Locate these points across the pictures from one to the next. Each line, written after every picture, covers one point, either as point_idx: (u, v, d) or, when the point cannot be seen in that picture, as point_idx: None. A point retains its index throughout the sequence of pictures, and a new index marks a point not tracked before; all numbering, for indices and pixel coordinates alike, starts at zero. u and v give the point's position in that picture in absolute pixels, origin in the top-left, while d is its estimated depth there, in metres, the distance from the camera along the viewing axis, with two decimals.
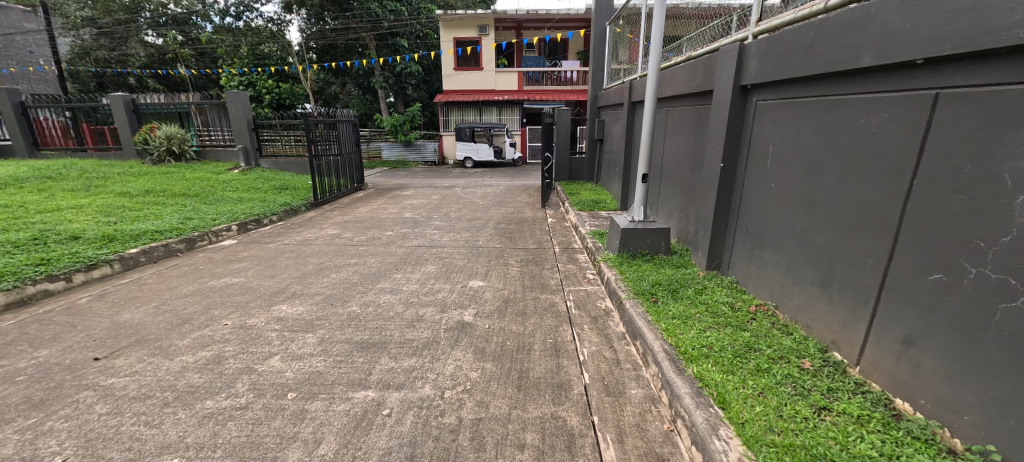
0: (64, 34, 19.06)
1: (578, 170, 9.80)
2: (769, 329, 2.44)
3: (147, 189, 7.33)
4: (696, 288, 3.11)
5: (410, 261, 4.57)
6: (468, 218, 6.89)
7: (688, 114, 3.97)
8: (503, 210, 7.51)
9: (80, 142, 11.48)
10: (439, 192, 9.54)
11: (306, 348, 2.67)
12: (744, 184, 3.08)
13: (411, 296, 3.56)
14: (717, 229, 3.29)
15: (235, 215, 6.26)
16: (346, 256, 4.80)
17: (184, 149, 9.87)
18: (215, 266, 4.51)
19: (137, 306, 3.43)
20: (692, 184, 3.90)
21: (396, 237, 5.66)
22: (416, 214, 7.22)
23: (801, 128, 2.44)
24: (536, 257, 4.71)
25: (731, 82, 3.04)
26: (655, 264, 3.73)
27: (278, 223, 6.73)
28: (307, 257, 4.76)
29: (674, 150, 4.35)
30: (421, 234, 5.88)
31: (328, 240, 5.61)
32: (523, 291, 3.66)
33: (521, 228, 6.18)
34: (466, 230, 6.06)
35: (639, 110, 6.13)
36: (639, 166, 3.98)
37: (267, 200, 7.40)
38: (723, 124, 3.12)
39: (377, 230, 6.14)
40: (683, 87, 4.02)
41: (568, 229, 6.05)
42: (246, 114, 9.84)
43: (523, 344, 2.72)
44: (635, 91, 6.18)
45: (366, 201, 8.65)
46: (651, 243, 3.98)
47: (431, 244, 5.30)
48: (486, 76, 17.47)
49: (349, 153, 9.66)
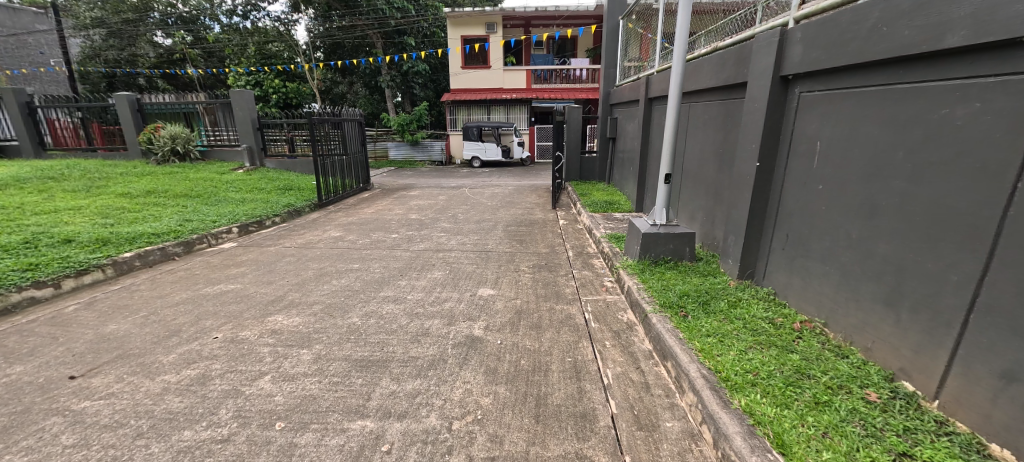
0: (75, 35, 19.18)
1: (589, 171, 9.50)
2: (821, 352, 2.16)
3: (149, 190, 7.16)
4: (729, 301, 2.82)
5: (415, 266, 4.32)
6: (476, 220, 6.63)
7: (717, 110, 3.69)
8: (513, 212, 7.24)
9: (89, 142, 11.43)
10: (446, 193, 9.29)
11: (300, 367, 2.42)
12: (783, 186, 2.80)
13: (416, 306, 3.31)
14: (751, 235, 3.01)
15: (236, 216, 6.06)
16: (349, 260, 4.56)
17: (189, 149, 9.73)
18: (212, 271, 4.29)
19: (125, 316, 3.21)
20: (720, 185, 3.61)
21: (402, 241, 5.42)
22: (422, 216, 6.97)
23: (860, 122, 2.16)
24: (549, 262, 4.44)
25: (769, 72, 2.76)
26: (681, 272, 3.45)
27: (280, 225, 6.52)
28: (307, 262, 4.53)
29: (699, 148, 4.06)
30: (428, 236, 5.64)
31: (331, 243, 5.39)
32: (537, 301, 3.39)
33: (531, 231, 5.91)
34: (474, 233, 5.81)
35: (656, 106, 5.83)
36: (662, 165, 3.70)
37: (271, 200, 7.20)
38: (761, 119, 2.84)
39: (381, 232, 5.90)
40: (710, 80, 3.74)
41: (581, 231, 5.77)
42: (251, 113, 9.67)
43: (540, 364, 2.44)
44: (652, 88, 5.88)
45: (372, 201, 8.43)
46: (675, 248, 3.69)
47: (438, 248, 5.05)
48: (494, 75, 17.23)
49: (355, 152, 9.45)
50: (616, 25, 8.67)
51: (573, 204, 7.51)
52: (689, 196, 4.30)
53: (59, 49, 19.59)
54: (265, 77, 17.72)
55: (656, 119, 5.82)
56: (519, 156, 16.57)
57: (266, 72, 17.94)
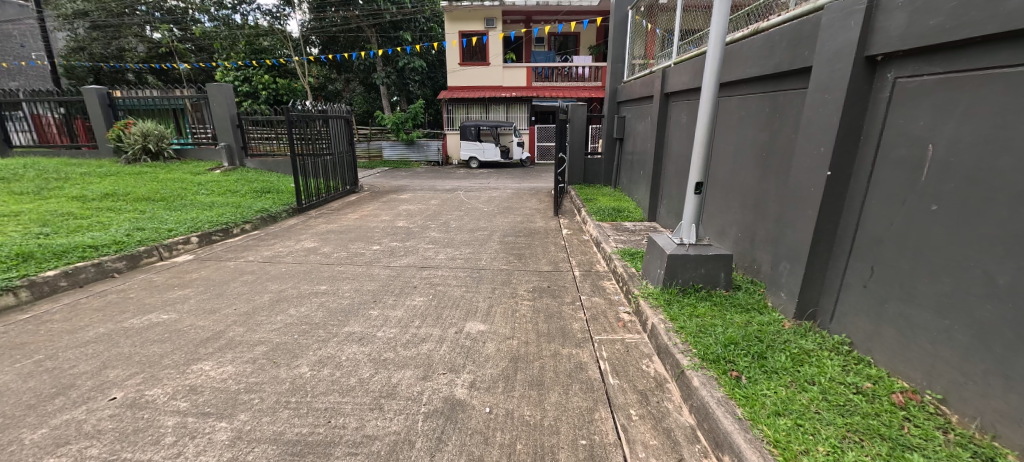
0: (60, 29, 18.51)
1: (594, 173, 8.81)
2: (954, 450, 1.50)
3: (107, 192, 6.45)
4: (791, 354, 2.14)
5: (393, 289, 3.63)
6: (470, 229, 5.94)
7: (763, 105, 3.01)
8: (510, 219, 6.54)
9: (75, 139, 10.79)
10: (439, 197, 8.59)
11: (208, 456, 1.74)
12: (862, 203, 2.14)
13: (385, 349, 2.61)
14: (816, 264, 2.35)
15: (197, 224, 5.37)
16: (316, 280, 3.87)
17: (162, 147, 9.01)
18: (150, 293, 3.60)
19: (13, 361, 2.52)
20: (765, 197, 2.96)
21: (382, 255, 4.73)
22: (410, 223, 6.29)
23: (1014, 118, 1.50)
24: (552, 285, 3.74)
25: (848, 51, 2.09)
26: (718, 306, 2.76)
27: (250, 232, 5.83)
28: (266, 282, 3.83)
29: (736, 151, 3.39)
30: (413, 249, 4.94)
31: (300, 256, 4.71)
32: (538, 341, 2.70)
33: (531, 243, 5.21)
34: (465, 245, 5.11)
35: (673, 103, 5.15)
36: (694, 171, 3.02)
37: (243, 205, 6.52)
38: (833, 115, 2.18)
39: (361, 243, 5.21)
40: (752, 68, 3.06)
41: (588, 244, 5.08)
42: (230, 109, 8.99)
43: (543, 453, 1.75)
44: (669, 81, 5.19)
45: (358, 206, 7.74)
46: (707, 274, 3.01)
47: (423, 264, 4.36)
48: (493, 72, 16.56)
49: (341, 152, 8.76)
50: (624, 16, 7.96)
51: (577, 211, 6.82)
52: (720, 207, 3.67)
53: (41, 42, 18.86)
54: (254, 72, 16.96)
55: (673, 117, 5.14)
56: (518, 157, 15.94)
57: (256, 67, 17.18)
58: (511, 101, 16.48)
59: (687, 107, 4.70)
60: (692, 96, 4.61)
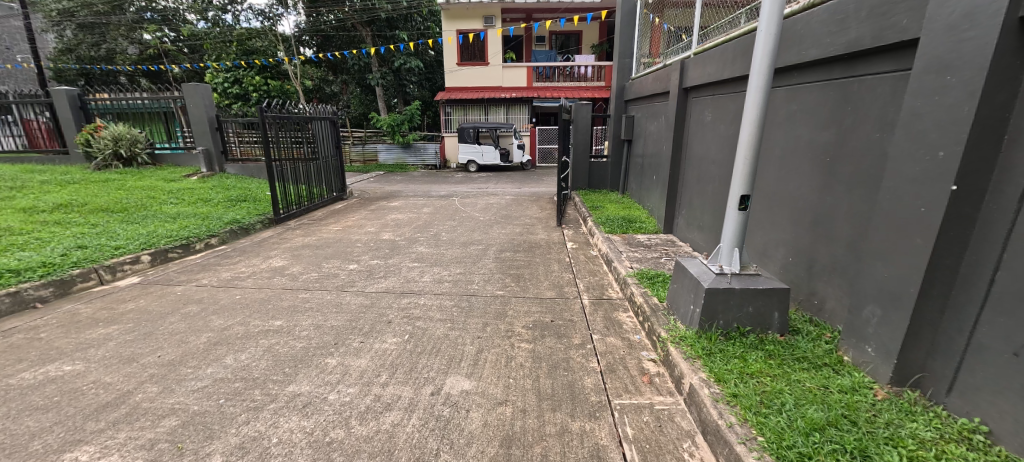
0: (48, 31, 18.02)
1: (600, 178, 8.14)
2: None
3: (62, 202, 5.81)
4: (906, 449, 1.48)
5: (361, 325, 2.97)
6: (463, 242, 5.29)
7: (829, 96, 2.36)
8: (508, 230, 5.88)
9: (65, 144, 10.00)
10: (432, 204, 7.94)
11: None
12: (1009, 232, 1.49)
13: (333, 423, 1.95)
14: (926, 313, 1.70)
15: (152, 240, 4.72)
16: (271, 313, 3.20)
17: (135, 152, 8.40)
18: (66, 332, 2.95)
19: None
20: (830, 213, 2.33)
21: (358, 276, 4.06)
22: (396, 236, 5.65)
23: None
24: (556, 318, 3.06)
25: (990, 10, 1.44)
26: (776, 363, 2.10)
27: (215, 248, 5.17)
28: (212, 315, 3.17)
29: (787, 155, 2.74)
30: (395, 269, 4.28)
31: (263, 278, 4.05)
32: (539, 410, 2.03)
33: (532, 260, 4.54)
34: (456, 263, 4.44)
35: (692, 100, 4.51)
36: (738, 181, 2.36)
37: (212, 215, 5.87)
38: (963, 105, 1.53)
39: (338, 261, 4.57)
40: (814, 49, 2.41)
41: (596, 262, 4.42)
42: (208, 111, 8.38)
43: None
44: (687, 75, 4.50)
45: (343, 215, 7.10)
46: (757, 313, 2.34)
47: (404, 289, 3.69)
48: (492, 71, 15.94)
49: (327, 156, 8.13)
50: (631, 9, 7.33)
51: (582, 220, 6.16)
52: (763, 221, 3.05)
53: (28, 45, 18.37)
54: (244, 73, 16.29)
55: (694, 116, 4.45)
56: (519, 160, 15.11)
57: (246, 68, 16.55)
58: (511, 102, 15.84)
59: (711, 103, 4.01)
60: (717, 90, 3.91)
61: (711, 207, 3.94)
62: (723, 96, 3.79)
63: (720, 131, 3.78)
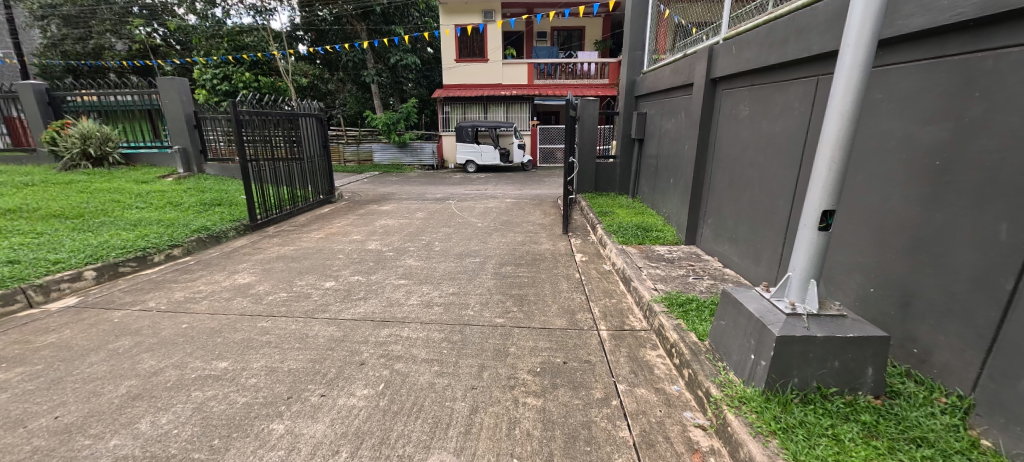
0: (32, 26, 17.41)
1: (607, 180, 7.54)
2: None
3: (10, 208, 5.21)
4: None
5: (326, 369, 2.37)
6: (457, 253, 4.69)
7: (940, 79, 1.80)
8: (509, 239, 5.28)
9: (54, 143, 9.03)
10: (426, 208, 7.34)
11: None
12: None
13: None
14: None
15: (100, 252, 4.11)
16: (217, 350, 2.59)
17: (105, 151, 7.79)
18: None
19: None
20: (941, 235, 1.77)
21: (332, 298, 3.45)
22: (383, 246, 5.04)
23: None
24: (570, 359, 2.46)
25: None
26: (886, 447, 1.51)
27: (176, 260, 4.56)
28: (145, 353, 2.57)
29: (866, 156, 2.17)
30: (377, 288, 3.66)
31: (220, 300, 3.44)
32: None
33: (536, 276, 3.93)
34: (449, 280, 3.83)
35: (720, 92, 3.92)
36: (817, 189, 1.78)
37: (178, 222, 5.27)
38: None
39: (313, 277, 3.96)
40: (918, 18, 1.85)
41: (611, 280, 3.82)
42: (184, 106, 7.77)
43: None
44: (716, 64, 3.88)
45: (327, 220, 6.49)
46: (845, 369, 1.75)
47: (385, 316, 3.07)
48: (492, 68, 15.34)
49: (314, 157, 7.51)
50: None
51: (590, 228, 5.56)
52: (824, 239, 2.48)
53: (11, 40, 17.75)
54: (233, 69, 15.52)
55: (723, 111, 3.84)
56: (519, 160, 14.48)
57: (236, 65, 15.79)
58: (511, 100, 15.18)
59: (748, 95, 3.39)
60: (756, 79, 3.29)
61: (747, 218, 3.36)
62: (762, 86, 3.18)
63: (760, 128, 3.18)
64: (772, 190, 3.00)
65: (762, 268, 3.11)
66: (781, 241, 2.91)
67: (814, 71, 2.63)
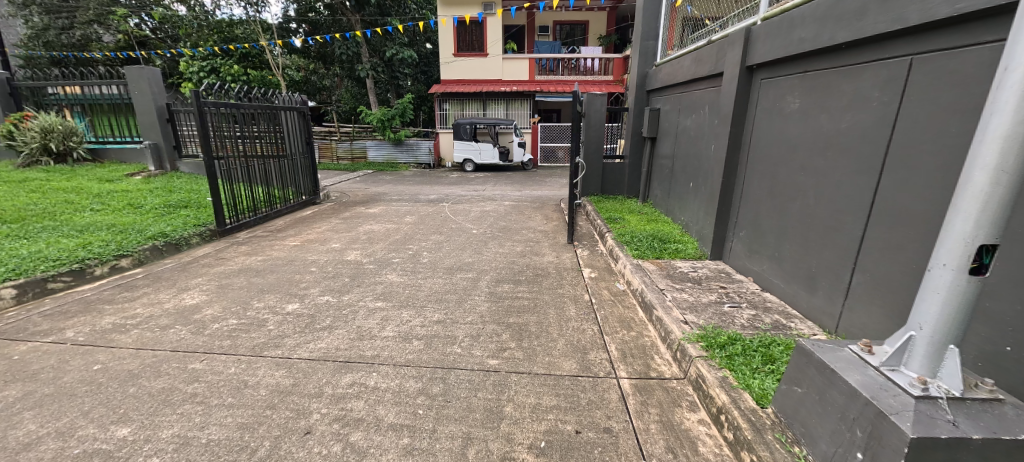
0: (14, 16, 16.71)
1: (615, 182, 6.93)
2: None
3: None
4: None
5: (255, 443, 1.76)
6: (448, 267, 4.08)
7: None
8: (507, 249, 4.66)
9: None
10: (418, 211, 6.73)
11: None
12: None
13: None
14: None
15: (25, 265, 3.50)
16: (124, 408, 2.01)
17: (69, 147, 7.23)
18: None
19: None
20: None
21: (291, 327, 2.82)
22: (363, 256, 4.43)
23: None
24: (584, 428, 1.85)
25: None
26: None
27: (121, 273, 3.94)
28: (28, 412, 1.98)
29: None
30: (346, 314, 3.04)
31: (155, 329, 2.83)
32: None
33: (538, 298, 3.32)
34: (436, 304, 3.20)
35: (757, 82, 3.30)
36: (969, 213, 1.16)
37: (132, 228, 4.65)
38: None
39: (276, 297, 3.35)
40: None
41: (627, 304, 3.21)
42: (155, 98, 7.15)
43: None
44: (753, 48, 3.24)
45: (308, 224, 5.88)
46: None
47: (350, 355, 2.46)
48: (492, 63, 14.72)
49: (296, 154, 6.87)
50: None
51: (599, 237, 4.94)
52: (921, 271, 1.88)
53: None
54: (221, 62, 14.77)
55: (762, 104, 3.22)
56: (519, 159, 13.88)
57: (225, 57, 15.01)
58: (511, 96, 14.54)
59: (798, 84, 2.78)
60: (809, 64, 2.67)
61: (796, 233, 2.75)
62: (821, 72, 2.57)
63: (817, 125, 2.57)
64: (834, 202, 2.41)
65: (816, 297, 2.52)
66: (847, 267, 2.31)
67: (903, 50, 2.02)
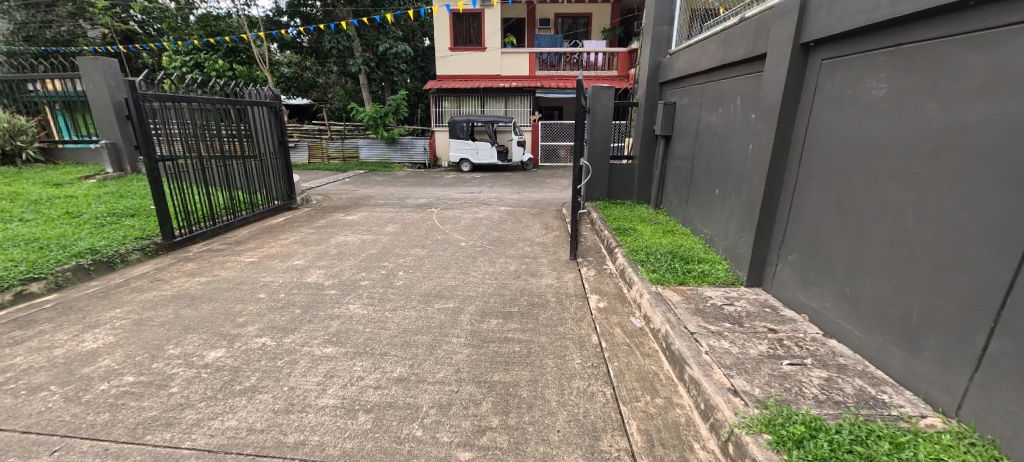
0: None
1: (623, 186, 6.20)
2: None
3: None
4: None
5: None
6: (424, 293, 3.35)
7: None
8: (498, 267, 3.94)
9: None
10: (402, 219, 6.03)
11: None
12: None
13: None
14: None
15: None
16: None
17: (16, 147, 6.58)
18: None
19: None
20: None
21: (200, 391, 2.11)
22: (325, 278, 3.71)
23: None
24: None
25: None
26: None
27: (27, 301, 3.24)
28: None
29: None
30: (280, 367, 2.32)
31: (20, 392, 2.13)
32: None
33: (533, 340, 2.60)
34: (401, 352, 2.47)
35: (816, 64, 2.57)
36: None
37: (60, 242, 3.96)
38: None
39: (198, 339, 2.64)
40: None
41: (647, 350, 2.49)
42: (111, 92, 6.45)
43: None
44: (812, 20, 2.51)
45: (273, 235, 5.17)
46: None
47: (264, 444, 1.74)
48: (490, 57, 13.97)
49: (268, 154, 6.16)
50: None
51: (607, 252, 4.20)
52: None
53: None
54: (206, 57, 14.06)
55: (823, 91, 2.49)
56: (518, 159, 13.19)
57: (210, 51, 14.30)
58: (510, 93, 13.82)
59: (885, 62, 2.05)
60: (905, 36, 1.94)
61: (882, 265, 2.02)
62: (926, 44, 1.84)
63: (920, 118, 1.85)
64: (957, 229, 1.68)
65: (920, 362, 1.79)
66: (979, 325, 1.58)
67: None
